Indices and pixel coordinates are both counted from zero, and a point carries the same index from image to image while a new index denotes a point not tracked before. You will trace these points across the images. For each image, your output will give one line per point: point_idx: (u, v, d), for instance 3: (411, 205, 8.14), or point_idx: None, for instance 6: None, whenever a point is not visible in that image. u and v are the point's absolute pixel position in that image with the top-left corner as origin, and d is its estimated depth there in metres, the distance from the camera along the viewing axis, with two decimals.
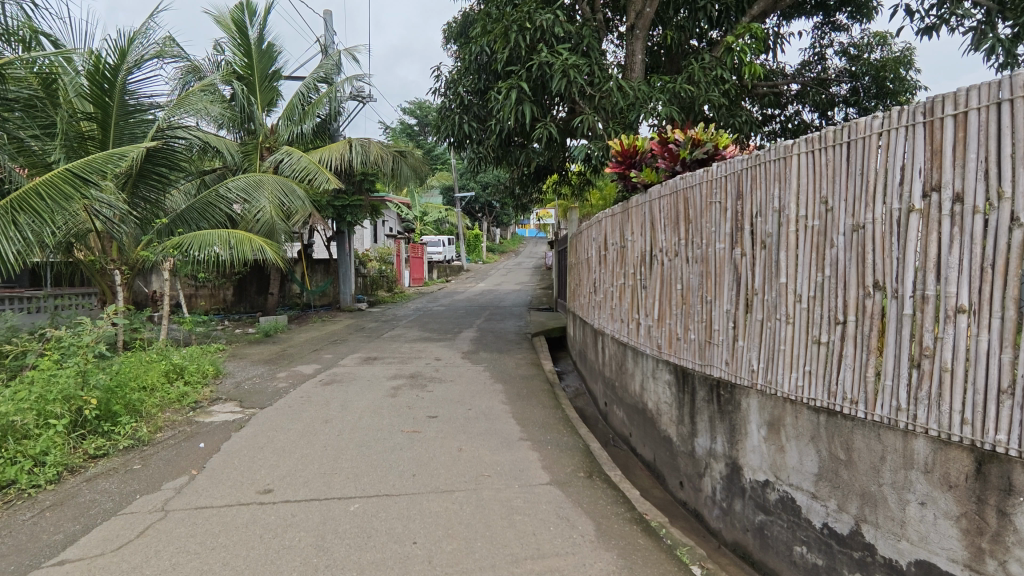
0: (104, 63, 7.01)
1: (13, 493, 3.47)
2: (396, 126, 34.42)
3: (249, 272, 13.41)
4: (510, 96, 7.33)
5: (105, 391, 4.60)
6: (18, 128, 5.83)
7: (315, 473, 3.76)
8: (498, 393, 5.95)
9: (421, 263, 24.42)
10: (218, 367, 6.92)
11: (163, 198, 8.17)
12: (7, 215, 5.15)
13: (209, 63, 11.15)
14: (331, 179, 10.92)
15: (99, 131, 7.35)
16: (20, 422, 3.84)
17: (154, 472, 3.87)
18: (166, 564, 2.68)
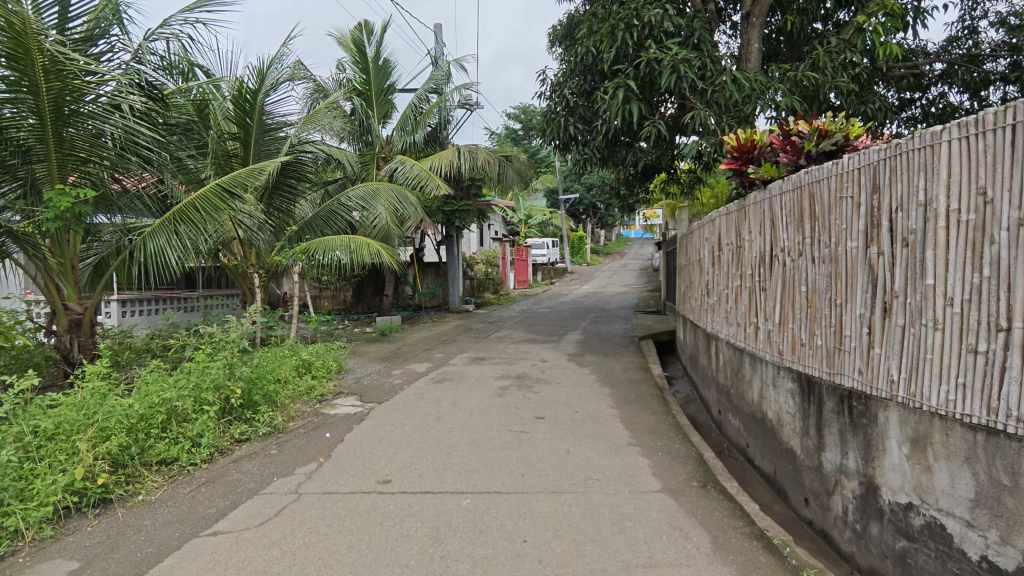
0: (245, 87, 7.82)
1: (176, 469, 3.96)
2: (502, 132, 35.23)
3: (366, 275, 14.32)
4: (617, 95, 7.23)
5: (248, 381, 5.11)
6: (178, 150, 6.43)
7: (428, 467, 3.93)
8: (605, 396, 5.89)
9: (526, 266, 24.75)
10: (341, 363, 7.45)
11: (292, 207, 9.01)
12: (168, 227, 5.93)
13: (333, 81, 12.01)
14: (440, 185, 11.37)
15: (242, 146, 8.21)
16: (182, 406, 4.34)
17: (289, 458, 4.25)
18: (301, 542, 2.93)
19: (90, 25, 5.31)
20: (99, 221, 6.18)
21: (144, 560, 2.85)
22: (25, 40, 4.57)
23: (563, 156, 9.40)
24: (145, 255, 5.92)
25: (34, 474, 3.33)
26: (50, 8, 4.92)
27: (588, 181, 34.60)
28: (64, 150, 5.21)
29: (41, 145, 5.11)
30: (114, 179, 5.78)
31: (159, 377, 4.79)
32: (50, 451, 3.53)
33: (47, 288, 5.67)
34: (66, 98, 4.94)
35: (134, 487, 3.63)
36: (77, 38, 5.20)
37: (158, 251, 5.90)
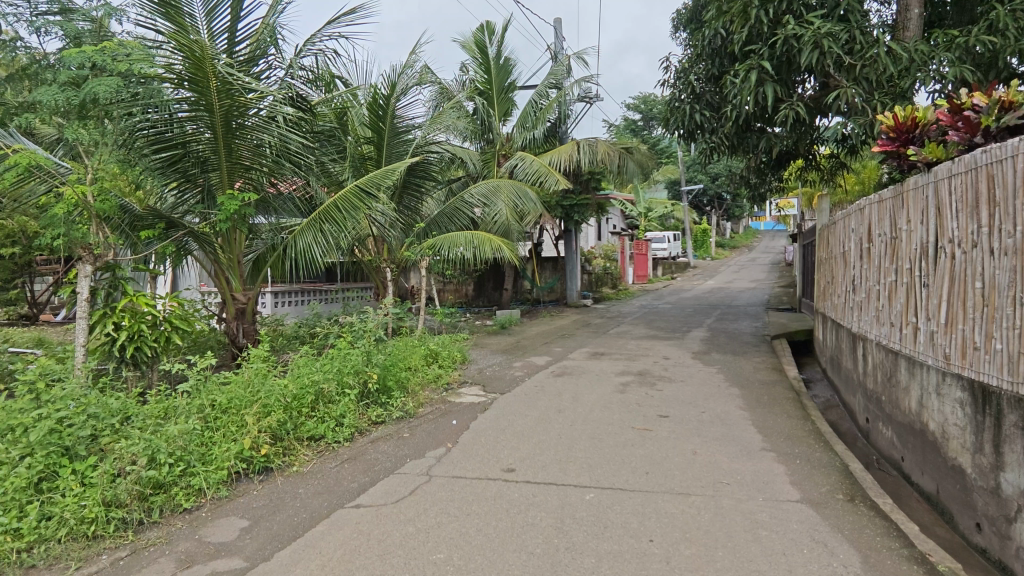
0: (379, 94, 8.40)
1: (323, 445, 4.37)
2: (621, 124, 34.60)
3: (487, 269, 14.78)
4: (749, 78, 6.81)
5: (383, 368, 5.48)
6: (322, 156, 7.02)
7: (552, 459, 3.98)
8: (734, 397, 5.58)
9: (646, 260, 24.08)
10: (465, 354, 7.75)
11: (420, 205, 9.51)
12: (315, 226, 6.53)
13: (457, 83, 12.48)
14: (560, 179, 11.39)
15: (375, 150, 8.77)
16: (327, 389, 4.75)
17: (420, 441, 4.51)
18: (432, 522, 3.10)
19: (253, 47, 5.95)
20: (258, 221, 6.84)
21: (300, 524, 3.17)
22: (204, 63, 5.27)
23: (688, 145, 9.02)
24: (296, 251, 6.56)
25: (212, 441, 3.82)
26: (222, 35, 5.61)
27: (714, 171, 32.90)
28: (233, 159, 5.92)
29: (215, 156, 5.85)
30: (271, 183, 6.46)
31: (309, 361, 5.30)
32: (223, 421, 4.03)
33: (218, 280, 6.50)
34: (233, 114, 5.62)
35: (289, 459, 4.05)
36: (242, 59, 5.86)
37: (307, 248, 6.52)
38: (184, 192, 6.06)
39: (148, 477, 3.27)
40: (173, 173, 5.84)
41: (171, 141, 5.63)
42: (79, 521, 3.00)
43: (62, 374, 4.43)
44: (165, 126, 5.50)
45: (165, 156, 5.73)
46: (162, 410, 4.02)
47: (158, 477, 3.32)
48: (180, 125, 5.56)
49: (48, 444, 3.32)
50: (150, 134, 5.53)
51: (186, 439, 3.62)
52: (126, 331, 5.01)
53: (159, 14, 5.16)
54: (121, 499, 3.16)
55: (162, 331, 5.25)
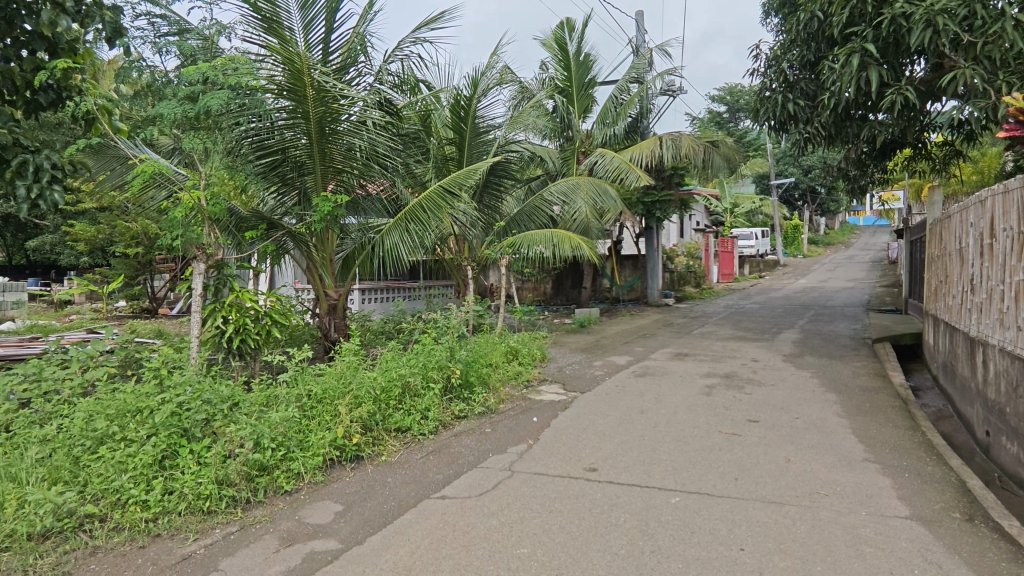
0: (461, 96, 8.57)
1: (410, 436, 4.55)
2: (705, 117, 33.40)
3: (565, 267, 14.74)
4: (849, 63, 6.35)
5: (466, 363, 5.60)
6: (408, 158, 7.27)
7: (635, 460, 3.92)
8: (831, 403, 5.25)
9: (732, 258, 23.08)
10: (545, 352, 7.76)
11: (500, 204, 9.61)
12: (401, 226, 6.77)
13: (536, 82, 12.52)
14: (641, 176, 11.15)
15: (457, 150, 8.97)
16: (413, 382, 4.92)
17: (502, 436, 4.58)
18: (515, 516, 3.14)
19: (345, 56, 6.25)
20: (348, 221, 7.06)
21: (389, 511, 3.31)
22: (302, 74, 5.62)
23: (779, 137, 8.57)
24: (383, 250, 6.83)
25: (308, 428, 4.05)
26: (317, 46, 5.92)
27: (807, 163, 31.01)
28: (327, 163, 6.27)
29: (310, 160, 6.22)
30: (361, 185, 6.75)
31: (396, 355, 5.50)
32: (318, 410, 4.26)
33: (313, 277, 6.89)
34: (327, 120, 5.96)
35: (378, 448, 4.24)
36: (334, 67, 6.17)
37: (394, 247, 6.77)
38: (283, 195, 6.47)
39: (254, 459, 3.54)
40: (274, 177, 6.25)
41: (272, 147, 6.05)
42: (197, 497, 3.30)
43: (180, 363, 4.84)
44: (267, 133, 5.92)
45: (267, 162, 6.14)
46: (264, 398, 4.30)
47: (262, 460, 3.57)
48: (280, 132, 5.96)
49: (169, 424, 3.65)
50: (254, 142, 5.95)
51: (286, 426, 3.87)
52: (232, 324, 5.44)
53: (263, 29, 5.54)
54: (231, 478, 3.44)
55: (264, 325, 5.64)
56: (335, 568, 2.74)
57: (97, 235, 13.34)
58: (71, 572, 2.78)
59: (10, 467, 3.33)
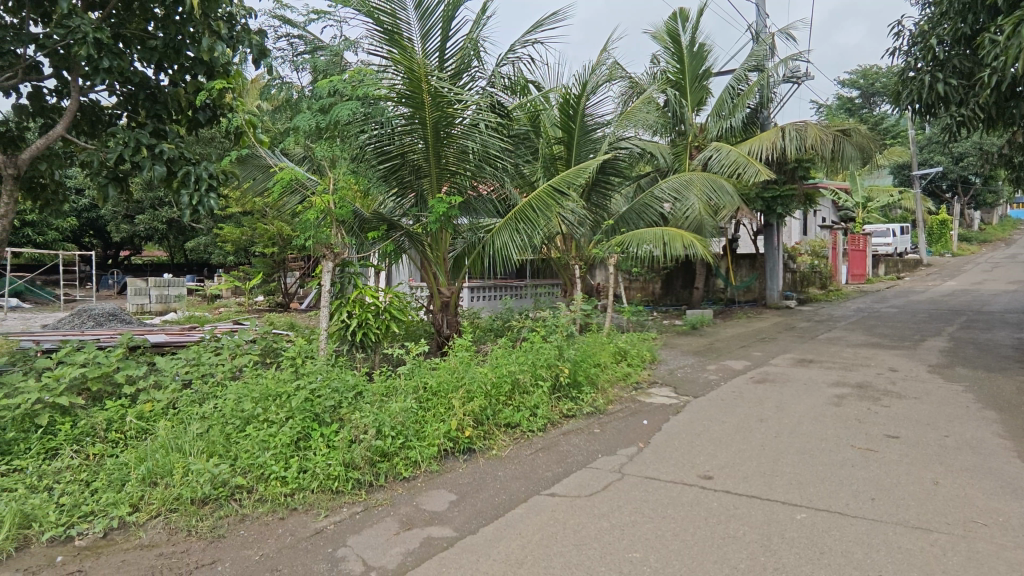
0: (570, 95, 8.55)
1: (521, 432, 4.63)
2: (835, 104, 30.76)
3: (676, 267, 14.28)
4: (1017, 33, 5.54)
5: (575, 363, 5.60)
6: (518, 159, 7.39)
7: (755, 470, 3.70)
8: (989, 422, 4.63)
9: (865, 257, 21.04)
10: (655, 353, 7.57)
11: (608, 202, 9.48)
12: (512, 226, 6.88)
13: (647, 76, 12.21)
14: (761, 170, 10.51)
15: (566, 150, 8.98)
16: (523, 379, 4.99)
17: (612, 438, 4.53)
18: (627, 519, 3.09)
19: (459, 63, 6.47)
20: (461, 221, 7.33)
21: (501, 504, 3.39)
22: (421, 81, 5.90)
23: (925, 121, 7.69)
24: (494, 249, 6.99)
25: (425, 419, 4.24)
26: (434, 53, 6.17)
27: (959, 150, 27.50)
28: (442, 165, 6.54)
29: (427, 163, 6.52)
30: (473, 186, 6.96)
31: (506, 352, 5.61)
32: (434, 402, 4.43)
33: (429, 275, 7.21)
34: (442, 124, 6.22)
35: (489, 443, 4.35)
36: (449, 72, 6.40)
37: (504, 246, 6.91)
38: (402, 198, 6.84)
39: (377, 445, 3.77)
40: (394, 180, 6.62)
41: (392, 154, 6.41)
42: (327, 478, 3.58)
43: (312, 353, 5.28)
44: (388, 139, 6.28)
45: (389, 167, 6.52)
46: (385, 389, 4.55)
47: (384, 447, 3.80)
48: (400, 138, 6.29)
49: (304, 409, 4.00)
50: (376, 148, 6.35)
51: (404, 416, 4.08)
52: (356, 319, 5.86)
53: (385, 41, 5.87)
54: (356, 462, 3.69)
55: (384, 320, 5.99)
56: (451, 555, 2.85)
57: (241, 236, 14.90)
58: (225, 535, 3.14)
59: (176, 439, 3.79)
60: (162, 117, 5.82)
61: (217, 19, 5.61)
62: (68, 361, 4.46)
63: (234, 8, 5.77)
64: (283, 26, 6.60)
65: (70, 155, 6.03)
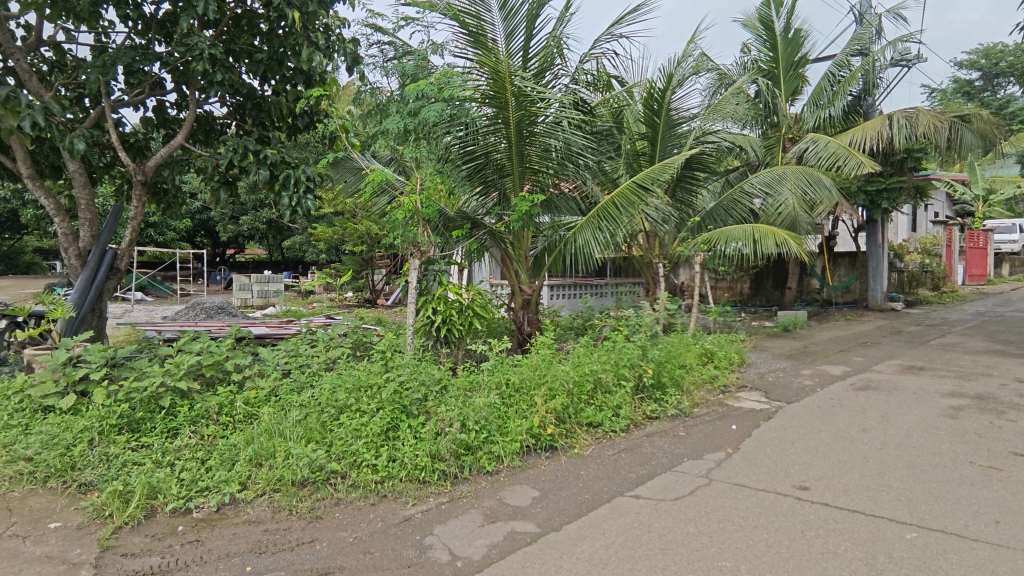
0: (655, 88, 8.31)
1: (603, 432, 4.59)
2: (949, 88, 28.10)
3: (766, 266, 13.60)
4: None
5: (659, 363, 5.46)
6: (601, 156, 7.31)
7: (857, 484, 3.46)
8: None
9: (985, 255, 19.08)
10: (743, 355, 7.25)
11: (694, 198, 9.17)
12: (594, 224, 6.80)
13: (737, 66, 11.70)
14: (864, 161, 9.79)
15: (649, 145, 8.78)
16: (605, 379, 4.93)
17: (698, 442, 4.38)
18: (715, 526, 2.98)
19: (542, 61, 6.48)
20: (542, 219, 7.33)
21: (584, 503, 3.38)
22: (504, 81, 5.97)
23: None
24: (575, 247, 6.94)
25: (508, 414, 4.29)
26: (518, 53, 6.21)
27: None
28: (525, 164, 6.59)
29: (509, 162, 6.59)
30: (555, 184, 6.96)
31: (588, 351, 5.58)
32: (516, 399, 4.48)
33: (511, 273, 7.28)
34: (525, 123, 6.26)
35: (570, 441, 4.35)
36: (532, 71, 6.43)
37: (585, 244, 6.86)
38: (485, 197, 6.94)
39: (461, 439, 3.86)
40: (478, 179, 6.74)
41: (476, 154, 6.53)
42: (415, 468, 3.71)
43: (400, 347, 5.48)
44: (472, 140, 6.41)
45: (472, 167, 6.64)
46: (468, 384, 4.65)
47: (468, 441, 3.89)
48: (483, 138, 6.40)
49: (392, 401, 4.17)
50: (461, 149, 6.49)
51: (487, 411, 4.15)
52: (440, 315, 6.02)
53: (470, 44, 5.99)
54: (442, 454, 3.81)
55: (467, 317, 6.12)
56: (534, 550, 2.88)
57: (333, 235, 15.73)
58: (322, 516, 3.33)
59: (278, 424, 4.06)
60: (266, 124, 6.26)
61: (316, 31, 5.95)
62: (186, 349, 4.90)
63: (330, 19, 6.10)
64: (375, 34, 6.89)
65: (187, 162, 6.61)
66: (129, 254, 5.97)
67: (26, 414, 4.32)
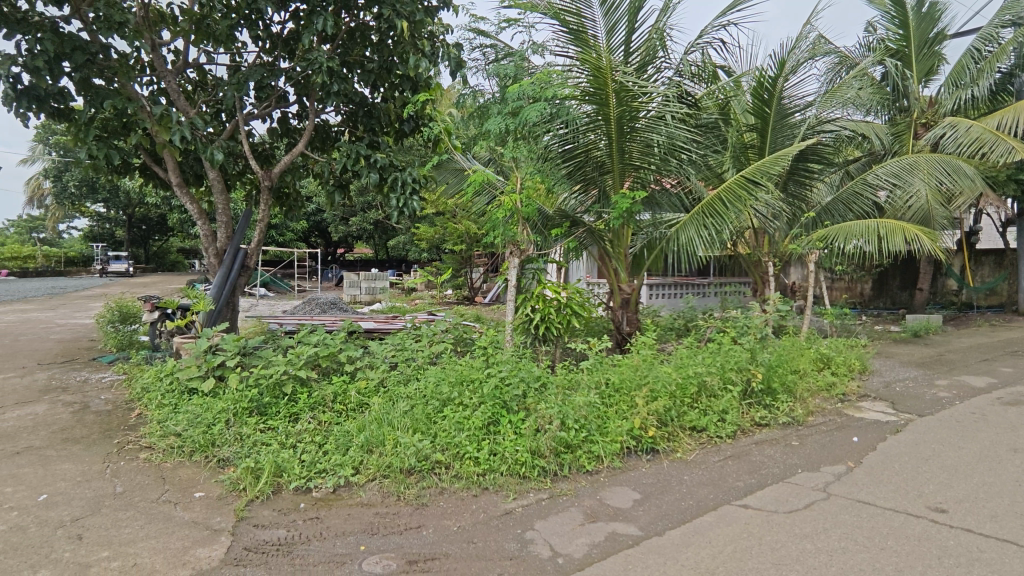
0: (766, 76, 7.83)
1: (706, 437, 4.41)
2: None
3: (891, 265, 12.43)
4: None
5: (769, 368, 5.15)
6: (706, 150, 7.00)
7: (1006, 510, 3.07)
8: None
9: None
10: (866, 362, 6.66)
11: (809, 192, 8.56)
12: (699, 221, 6.53)
13: (860, 47, 10.77)
14: (1017, 146, 8.64)
15: (759, 137, 8.30)
16: (710, 382, 4.73)
17: (814, 453, 4.09)
18: (835, 544, 2.77)
19: (644, 55, 6.34)
20: (642, 216, 7.18)
21: (688, 510, 3.27)
22: (605, 77, 5.90)
23: None
24: (678, 245, 6.69)
25: (608, 414, 4.25)
26: (619, 48, 6.11)
27: None
28: (625, 160, 6.46)
29: (610, 159, 6.50)
30: (657, 179, 6.78)
31: (691, 352, 5.38)
32: (617, 399, 4.42)
33: (610, 272, 7.18)
34: (626, 119, 6.16)
35: (673, 445, 4.22)
36: (634, 66, 6.31)
37: (689, 242, 6.59)
38: (584, 195, 6.90)
39: (561, 437, 3.88)
40: (578, 177, 6.71)
41: (575, 152, 6.51)
42: (516, 463, 3.77)
43: (500, 344, 5.59)
44: (572, 139, 6.40)
45: (572, 165, 6.62)
46: (568, 382, 4.66)
47: (568, 439, 3.90)
48: (584, 135, 6.36)
49: (494, 396, 4.26)
50: (560, 147, 6.50)
51: (587, 410, 4.15)
52: (539, 313, 6.05)
53: (570, 42, 5.98)
54: (542, 450, 3.84)
55: (566, 315, 6.11)
56: (636, 553, 2.83)
57: (434, 235, 16.35)
58: (428, 504, 3.48)
59: (387, 414, 4.28)
60: (376, 130, 6.63)
61: (422, 38, 6.19)
62: (306, 341, 5.29)
63: (435, 26, 6.34)
64: (478, 37, 7.07)
65: (307, 168, 7.14)
66: (258, 253, 6.55)
67: (175, 395, 4.88)
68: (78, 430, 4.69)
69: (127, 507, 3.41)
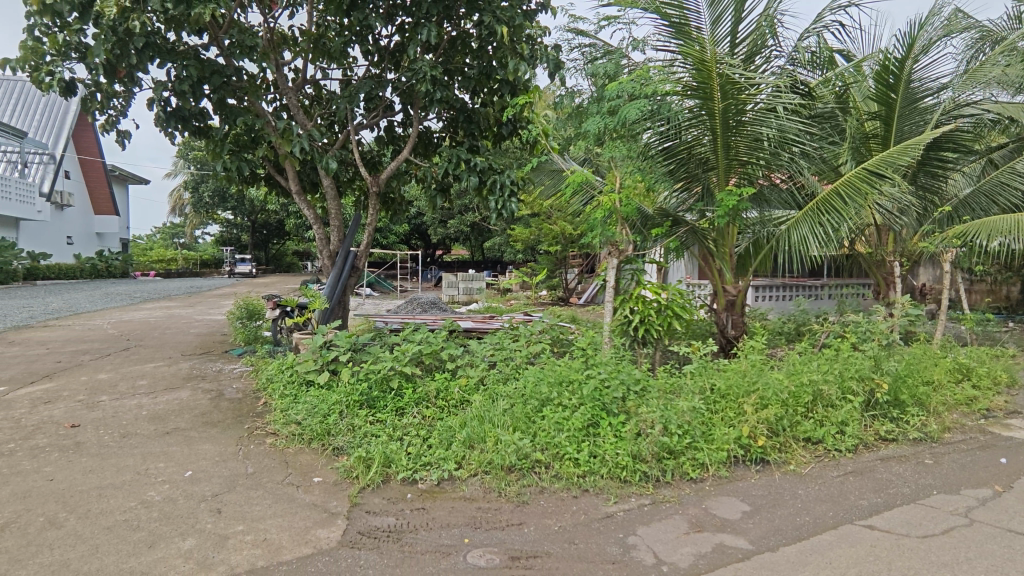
0: (891, 59, 7.15)
1: (823, 450, 4.11)
2: None
3: None
4: None
5: (896, 377, 4.70)
6: (822, 142, 6.53)
7: None
8: None
9: None
10: (1015, 375, 5.91)
11: (943, 184, 7.73)
12: (814, 217, 6.09)
13: (1007, 19, 9.56)
14: None
15: (883, 125, 7.61)
16: (827, 391, 4.39)
17: (951, 473, 3.69)
18: None
19: (752, 44, 6.02)
20: (749, 214, 6.82)
21: (804, 526, 3.06)
22: (709, 70, 5.67)
23: None
24: (790, 244, 6.28)
25: (713, 421, 4.09)
26: (725, 39, 5.84)
27: None
28: (731, 156, 6.17)
29: (713, 154, 6.23)
30: (766, 175, 6.41)
31: (805, 358, 5.03)
32: (723, 406, 4.23)
33: (713, 272, 6.88)
34: (732, 112, 5.87)
35: (786, 456, 3.97)
36: (741, 57, 6.02)
37: (803, 241, 6.17)
38: (685, 192, 6.67)
39: (663, 441, 3.77)
40: (680, 174, 6.50)
41: (677, 149, 6.31)
42: (617, 466, 3.72)
43: (599, 346, 5.55)
44: (673, 135, 6.21)
45: (673, 162, 6.43)
46: (669, 386, 4.53)
47: (670, 444, 3.79)
48: (686, 132, 6.15)
49: (594, 398, 4.22)
50: (660, 145, 6.33)
51: (690, 416, 4.00)
52: (638, 315, 5.93)
53: (672, 36, 5.81)
54: (644, 455, 3.76)
55: (667, 317, 5.94)
56: (747, 567, 2.70)
57: (530, 236, 16.53)
58: (528, 501, 3.53)
59: (488, 411, 4.37)
60: (476, 134, 6.82)
61: (522, 42, 6.27)
62: (410, 339, 5.53)
63: (533, 29, 6.41)
64: (577, 37, 7.06)
65: (411, 173, 7.47)
66: (367, 254, 6.93)
67: (295, 386, 5.28)
68: (215, 414, 5.22)
69: (257, 487, 3.75)
